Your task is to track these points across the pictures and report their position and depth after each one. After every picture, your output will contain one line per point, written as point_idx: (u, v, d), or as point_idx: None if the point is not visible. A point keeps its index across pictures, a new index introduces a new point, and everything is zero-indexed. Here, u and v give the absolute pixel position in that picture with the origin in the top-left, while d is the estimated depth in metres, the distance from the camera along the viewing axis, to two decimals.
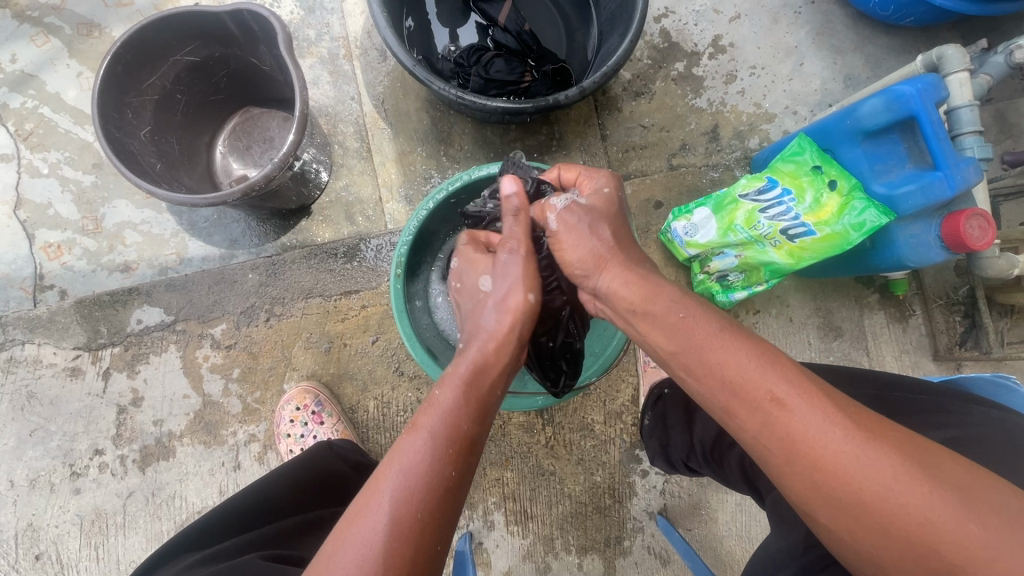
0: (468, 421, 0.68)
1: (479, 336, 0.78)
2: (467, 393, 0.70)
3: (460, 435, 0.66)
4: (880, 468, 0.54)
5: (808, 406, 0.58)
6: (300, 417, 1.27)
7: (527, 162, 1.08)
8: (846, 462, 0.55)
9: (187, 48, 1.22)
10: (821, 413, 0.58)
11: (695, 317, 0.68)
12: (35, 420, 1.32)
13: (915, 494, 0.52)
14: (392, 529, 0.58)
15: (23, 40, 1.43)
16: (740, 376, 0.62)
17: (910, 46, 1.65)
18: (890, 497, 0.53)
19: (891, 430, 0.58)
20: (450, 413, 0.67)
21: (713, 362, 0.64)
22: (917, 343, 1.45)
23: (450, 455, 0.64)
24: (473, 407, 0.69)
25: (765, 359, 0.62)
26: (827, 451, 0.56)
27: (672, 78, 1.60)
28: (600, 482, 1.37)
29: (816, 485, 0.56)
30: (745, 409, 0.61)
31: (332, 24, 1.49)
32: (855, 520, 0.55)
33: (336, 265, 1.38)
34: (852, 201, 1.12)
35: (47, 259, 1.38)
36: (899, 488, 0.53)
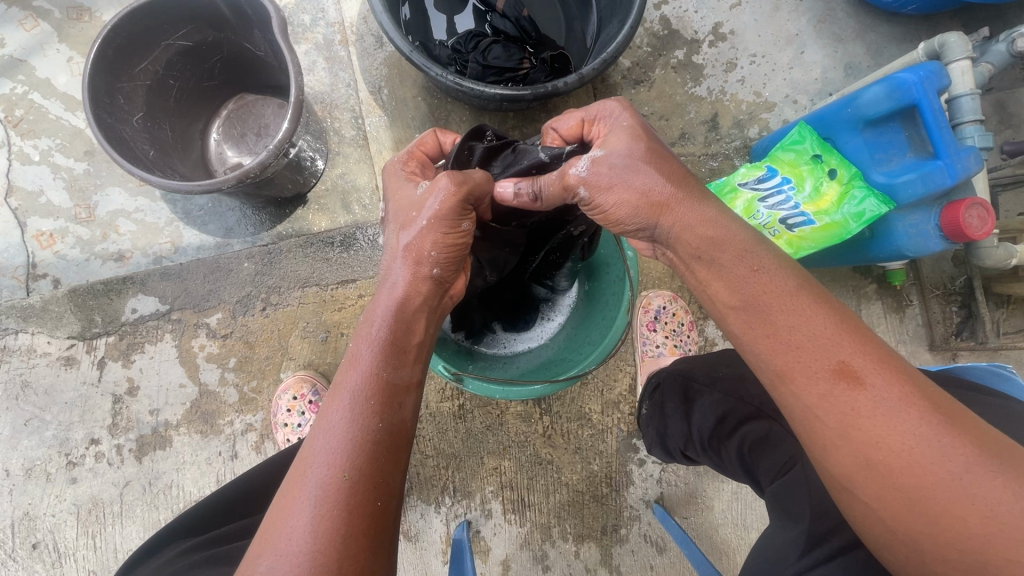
0: (389, 366, 0.70)
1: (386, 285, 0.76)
2: (381, 341, 0.71)
3: (382, 380, 0.68)
4: (952, 454, 0.54)
5: (890, 385, 0.57)
6: (297, 407, 1.27)
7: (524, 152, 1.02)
8: (913, 443, 0.55)
9: (180, 32, 1.20)
10: (898, 390, 0.57)
11: (771, 279, 0.65)
12: (30, 409, 1.30)
13: (979, 487, 0.52)
14: (325, 489, 0.60)
15: (12, 24, 1.41)
16: (809, 342, 0.61)
17: (912, 34, 1.63)
18: (956, 485, 0.53)
19: (969, 419, 0.58)
20: (367, 364, 0.69)
21: (780, 316, 0.63)
22: (914, 333, 1.46)
23: (370, 406, 0.66)
24: (392, 355, 0.71)
25: (843, 325, 0.61)
26: (881, 434, 0.56)
27: (672, 66, 1.59)
28: (598, 471, 1.38)
29: (871, 467, 0.57)
30: (806, 375, 0.60)
31: (328, 9, 1.47)
32: (903, 507, 0.55)
33: (333, 253, 1.37)
34: (852, 190, 1.11)
35: (40, 248, 1.37)
36: (967, 477, 0.53)
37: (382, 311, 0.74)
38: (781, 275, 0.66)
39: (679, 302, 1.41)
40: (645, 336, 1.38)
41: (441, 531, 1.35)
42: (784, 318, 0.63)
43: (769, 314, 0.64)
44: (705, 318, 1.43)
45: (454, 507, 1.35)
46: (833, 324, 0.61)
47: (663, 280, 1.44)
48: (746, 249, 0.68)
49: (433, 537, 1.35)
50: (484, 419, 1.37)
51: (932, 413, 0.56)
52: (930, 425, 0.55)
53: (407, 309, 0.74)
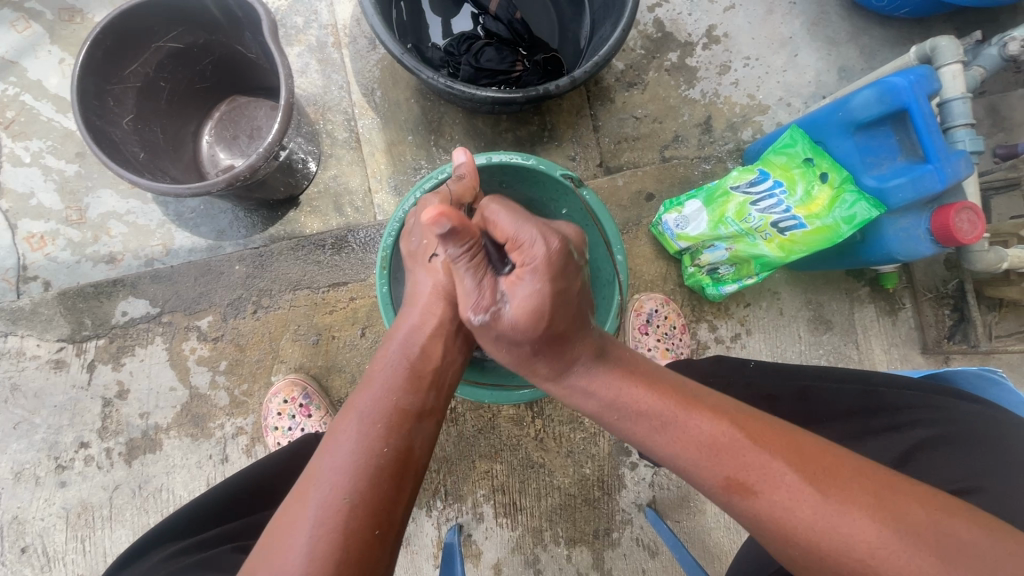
0: (402, 392, 0.69)
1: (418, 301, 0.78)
2: (397, 366, 0.72)
3: (392, 406, 0.68)
4: (802, 473, 0.60)
5: (750, 422, 0.66)
6: (288, 410, 1.26)
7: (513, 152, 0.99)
8: (771, 466, 0.61)
9: (170, 35, 1.19)
10: (757, 427, 0.65)
11: (652, 343, 0.77)
12: (19, 413, 1.29)
13: (823, 499, 0.58)
14: (320, 513, 0.60)
15: (4, 26, 1.42)
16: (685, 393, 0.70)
17: (905, 38, 1.64)
18: (810, 503, 0.58)
19: (816, 444, 0.65)
20: (379, 388, 0.69)
21: (663, 373, 0.73)
22: (906, 337, 1.46)
23: (376, 431, 0.65)
24: (408, 378, 0.71)
25: (708, 383, 0.72)
26: (815, 516, 0.58)
27: (665, 68, 1.59)
28: (590, 474, 1.38)
29: (760, 496, 0.61)
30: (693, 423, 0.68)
31: (320, 11, 1.47)
32: (784, 526, 0.59)
33: (324, 256, 1.37)
34: (843, 194, 1.11)
35: (30, 250, 1.36)
36: (817, 494, 0.59)
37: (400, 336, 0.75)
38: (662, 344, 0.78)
39: (671, 305, 1.41)
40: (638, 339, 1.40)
41: (432, 535, 1.34)
42: (663, 372, 0.73)
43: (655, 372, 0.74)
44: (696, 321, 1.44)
45: (446, 511, 1.35)
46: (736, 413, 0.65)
47: (654, 284, 1.45)
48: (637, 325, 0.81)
49: (424, 541, 1.34)
50: (476, 423, 1.36)
51: (842, 490, 0.59)
52: (782, 450, 0.62)
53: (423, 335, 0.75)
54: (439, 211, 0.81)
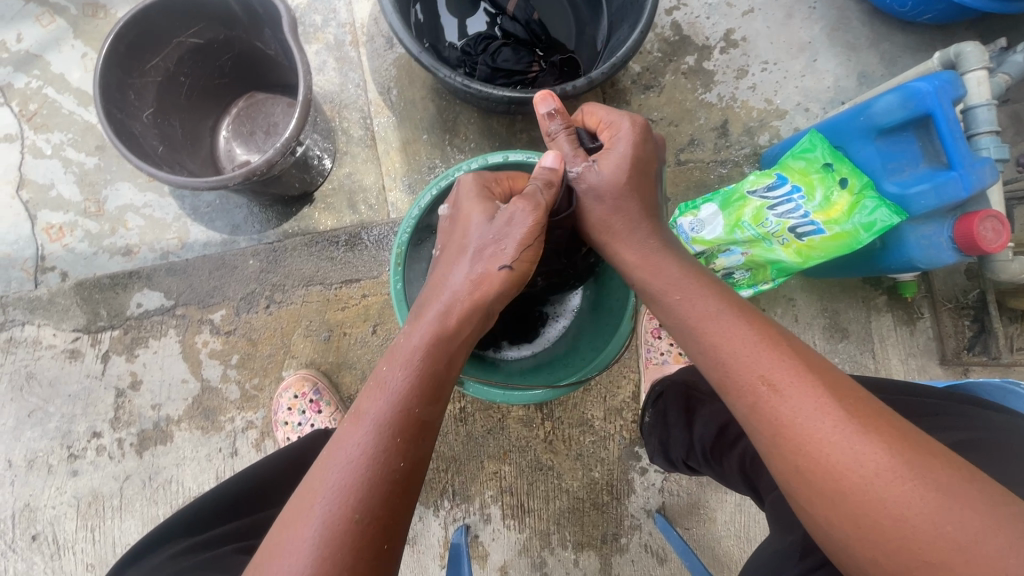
0: (418, 403, 0.68)
1: (432, 308, 0.77)
2: (412, 372, 0.70)
3: (408, 416, 0.67)
4: (864, 457, 0.55)
5: (806, 391, 0.60)
6: (298, 405, 1.26)
7: (530, 153, 1.02)
8: (831, 447, 0.56)
9: (192, 30, 1.21)
10: (811, 398, 0.59)
11: (698, 299, 0.73)
12: (33, 401, 1.30)
13: (892, 488, 0.53)
14: (328, 524, 0.59)
15: (29, 20, 1.45)
16: (731, 360, 0.66)
17: (926, 44, 1.62)
18: (873, 493, 0.53)
19: (885, 417, 0.58)
20: (394, 396, 0.68)
21: (706, 337, 0.69)
22: (925, 347, 1.43)
23: (386, 442, 0.65)
24: (422, 386, 0.70)
25: (762, 341, 0.65)
26: (843, 451, 0.56)
27: (682, 72, 1.58)
28: (599, 478, 1.36)
29: (824, 489, 0.56)
30: (735, 390, 0.65)
31: (339, 9, 1.48)
32: (847, 520, 0.55)
33: (338, 253, 1.37)
34: (863, 200, 1.10)
35: (48, 241, 1.38)
36: (878, 481, 0.53)
37: (419, 337, 0.74)
38: (704, 299, 0.72)
39: None
40: (650, 343, 1.38)
41: (439, 535, 1.34)
42: (713, 330, 0.69)
43: (695, 334, 0.71)
44: None
45: (453, 511, 1.34)
46: (761, 343, 0.65)
47: None
48: (673, 280, 0.76)
49: (430, 541, 1.34)
50: (485, 423, 1.36)
51: (851, 421, 0.57)
52: (842, 428, 0.57)
53: (446, 341, 0.74)
54: (476, 192, 0.85)
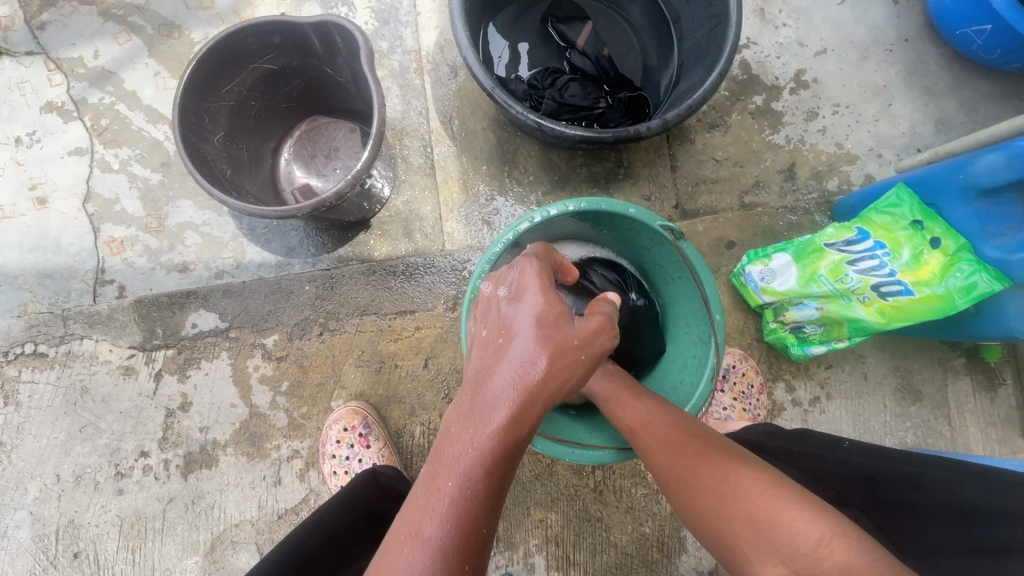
0: (484, 517, 0.61)
1: (485, 415, 0.64)
2: (474, 486, 0.61)
3: (473, 537, 0.60)
4: (786, 512, 0.64)
5: (732, 470, 0.72)
6: (346, 439, 1.23)
7: (605, 198, 0.95)
8: (759, 511, 0.66)
9: (267, 57, 1.21)
10: (736, 471, 0.71)
11: (639, 405, 0.87)
12: (85, 416, 1.30)
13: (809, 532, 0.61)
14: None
15: (107, 38, 1.48)
16: (669, 449, 0.79)
17: (1010, 93, 1.54)
18: (799, 539, 0.61)
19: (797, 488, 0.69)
20: (451, 515, 0.60)
21: (644, 436, 0.83)
22: (1005, 416, 1.35)
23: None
24: (487, 499, 0.62)
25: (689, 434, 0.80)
26: (768, 512, 0.65)
27: (749, 111, 1.53)
28: (649, 533, 1.31)
29: (767, 548, 0.63)
30: (681, 475, 0.76)
31: (405, 37, 1.49)
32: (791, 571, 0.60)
33: (393, 283, 1.35)
34: (958, 262, 1.03)
35: (110, 254, 1.39)
36: (800, 528, 0.62)
37: (483, 444, 0.63)
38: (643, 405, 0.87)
39: (750, 361, 1.32)
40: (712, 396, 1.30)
41: None
42: (649, 427, 0.83)
43: (641, 432, 0.84)
44: (774, 380, 1.35)
45: (496, 558, 1.29)
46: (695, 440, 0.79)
47: (730, 336, 1.37)
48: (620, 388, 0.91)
49: None
50: (533, 468, 1.31)
51: (715, 463, 0.74)
52: (764, 492, 0.67)
53: (512, 448, 0.65)
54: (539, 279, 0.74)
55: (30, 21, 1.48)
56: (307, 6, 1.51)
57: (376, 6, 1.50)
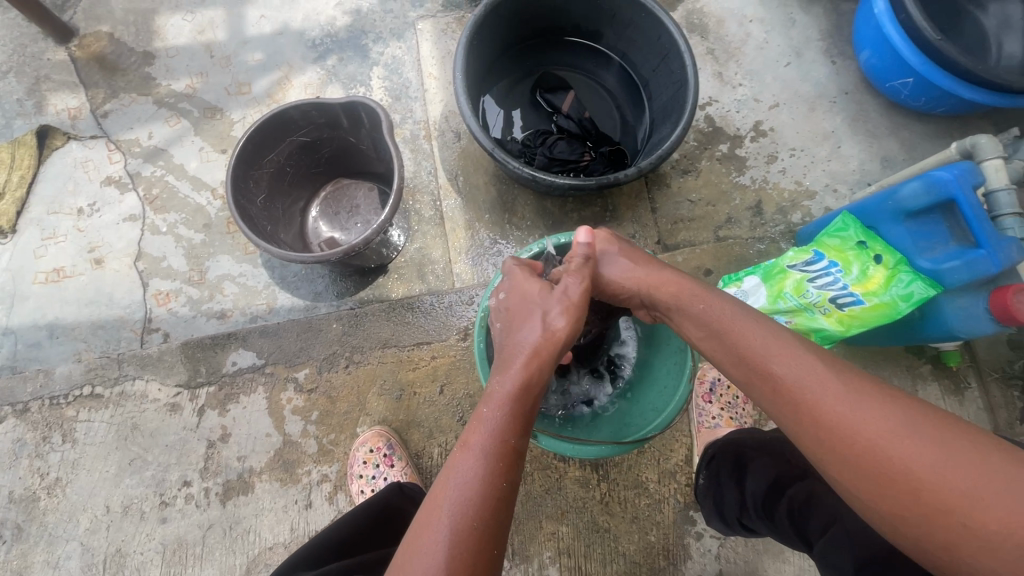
0: (514, 432, 0.74)
1: (512, 362, 0.82)
2: (506, 410, 0.76)
3: (508, 445, 0.72)
4: (908, 443, 0.63)
5: (857, 396, 0.68)
6: (373, 459, 1.35)
7: None
8: (881, 445, 0.64)
9: (302, 131, 1.44)
10: (857, 395, 0.68)
11: (747, 323, 0.82)
12: (134, 450, 1.43)
13: (929, 466, 0.61)
14: (456, 536, 0.64)
15: (160, 121, 1.74)
16: (780, 371, 0.75)
17: (943, 132, 1.77)
18: (908, 469, 0.62)
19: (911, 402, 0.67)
20: (493, 426, 0.73)
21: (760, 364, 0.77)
22: (976, 417, 1.46)
23: (494, 463, 0.70)
24: (518, 423, 0.75)
25: (806, 351, 0.75)
26: (888, 447, 0.64)
27: (716, 158, 1.75)
28: (655, 542, 1.40)
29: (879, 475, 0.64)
30: (785, 401, 0.74)
31: (415, 109, 1.74)
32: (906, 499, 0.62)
33: (410, 318, 1.52)
34: (898, 274, 1.20)
35: (157, 304, 1.57)
36: (917, 460, 0.62)
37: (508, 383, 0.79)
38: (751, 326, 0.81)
39: None
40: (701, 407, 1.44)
41: None
42: (762, 348, 0.78)
43: (747, 353, 0.79)
44: None
45: (512, 572, 1.37)
46: (808, 362, 0.74)
47: None
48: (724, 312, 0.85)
49: None
50: (543, 483, 1.42)
51: (850, 388, 0.69)
52: (892, 418, 0.65)
53: (531, 388, 0.80)
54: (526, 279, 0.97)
55: (95, 110, 1.74)
56: (330, 88, 1.78)
57: (390, 86, 1.77)
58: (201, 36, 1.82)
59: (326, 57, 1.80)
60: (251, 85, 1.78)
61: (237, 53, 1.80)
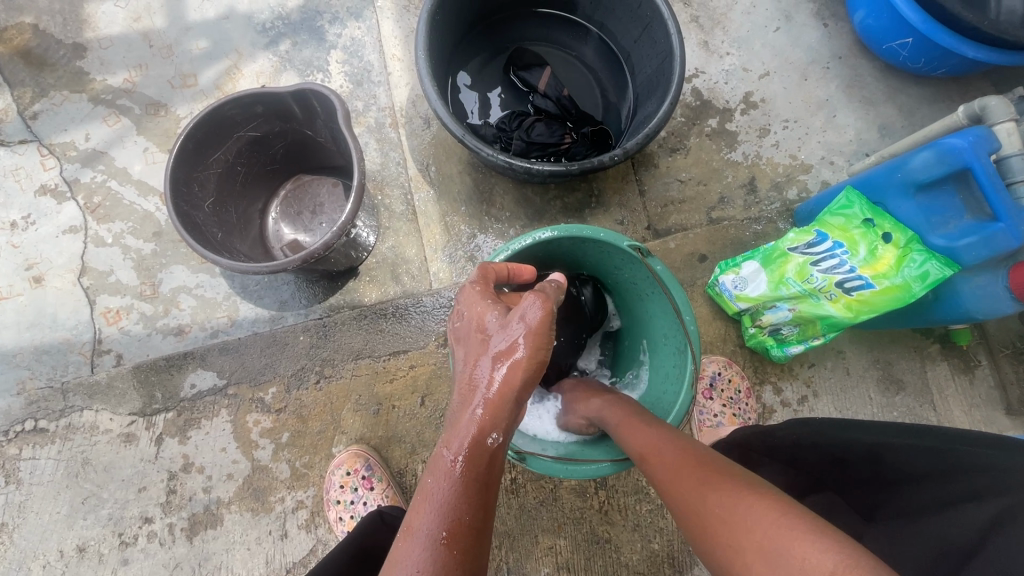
0: (466, 509, 0.66)
1: (470, 403, 0.72)
2: (456, 481, 0.68)
3: (460, 526, 0.65)
4: (730, 500, 0.69)
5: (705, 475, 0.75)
6: (350, 482, 1.25)
7: (557, 227, 1.04)
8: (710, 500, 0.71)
9: (250, 125, 1.29)
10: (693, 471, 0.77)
11: (656, 424, 0.91)
12: (88, 487, 1.31)
13: (735, 510, 0.67)
14: None
15: (96, 121, 1.57)
16: (651, 455, 0.85)
17: (942, 95, 1.67)
18: (725, 517, 0.68)
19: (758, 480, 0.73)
20: (442, 506, 0.66)
21: (638, 449, 0.88)
22: (987, 396, 1.39)
23: (446, 554, 0.63)
24: (469, 495, 0.67)
25: (682, 447, 0.83)
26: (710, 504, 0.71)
27: (706, 134, 1.63)
28: (659, 550, 1.31)
29: (708, 529, 0.70)
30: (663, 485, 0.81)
31: (379, 95, 1.59)
32: (723, 539, 0.67)
33: (385, 325, 1.40)
34: (910, 253, 1.10)
35: (106, 324, 1.43)
36: (736, 510, 0.67)
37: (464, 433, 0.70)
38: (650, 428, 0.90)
39: (733, 367, 1.39)
40: (702, 405, 1.36)
41: None
42: (643, 442, 0.88)
43: (639, 447, 0.89)
44: (761, 383, 1.40)
45: None
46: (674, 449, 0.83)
47: (714, 345, 1.45)
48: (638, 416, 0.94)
49: None
50: (537, 494, 1.32)
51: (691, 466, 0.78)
52: (726, 482, 0.72)
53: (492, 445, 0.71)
54: (515, 308, 0.74)
55: (23, 112, 1.57)
56: (285, 76, 1.63)
57: (350, 70, 1.62)
58: (137, 24, 1.64)
59: (278, 42, 1.63)
60: (196, 77, 1.62)
61: (179, 41, 1.64)
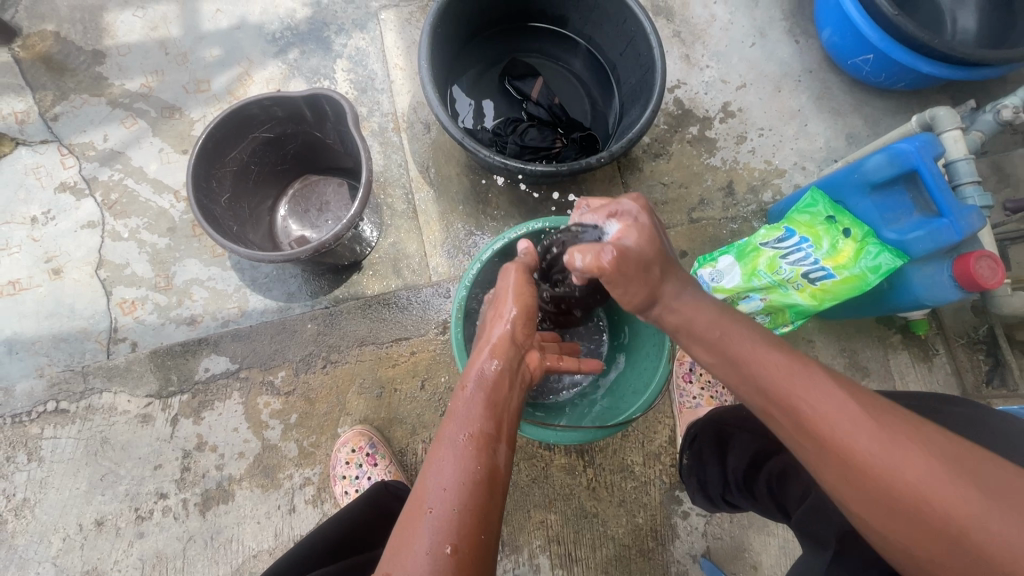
0: (483, 418, 0.78)
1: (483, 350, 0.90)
2: (475, 397, 0.81)
3: (479, 430, 0.76)
4: (894, 451, 0.59)
5: (857, 413, 0.62)
6: (355, 459, 1.34)
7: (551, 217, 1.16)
8: (861, 444, 0.60)
9: (265, 127, 1.39)
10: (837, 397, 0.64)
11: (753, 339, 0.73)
12: (106, 465, 1.38)
13: (907, 468, 0.57)
14: (437, 520, 0.66)
15: (115, 122, 1.66)
16: (779, 381, 0.68)
17: (904, 107, 1.81)
18: (897, 475, 0.58)
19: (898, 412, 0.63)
20: (464, 417, 0.77)
21: (753, 369, 0.70)
22: (945, 382, 1.51)
23: (471, 449, 0.73)
24: (486, 410, 0.80)
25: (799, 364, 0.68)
26: (864, 445, 0.60)
27: (687, 140, 1.76)
28: (643, 524, 1.41)
29: (859, 478, 0.60)
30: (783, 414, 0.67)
31: (382, 101, 1.70)
32: (891, 500, 0.58)
33: (387, 314, 1.50)
34: (866, 246, 1.22)
35: (123, 313, 1.51)
36: (903, 466, 0.58)
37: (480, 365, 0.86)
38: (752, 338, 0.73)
39: None
40: (682, 389, 1.47)
41: None
42: (762, 365, 0.70)
43: (747, 364, 0.71)
44: None
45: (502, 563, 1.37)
46: (803, 374, 0.67)
47: None
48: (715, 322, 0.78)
49: None
50: (530, 472, 1.42)
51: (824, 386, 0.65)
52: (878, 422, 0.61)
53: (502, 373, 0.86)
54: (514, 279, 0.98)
55: (45, 114, 1.66)
56: (293, 82, 1.73)
57: (355, 78, 1.73)
58: (154, 33, 1.74)
59: (287, 51, 1.74)
60: (210, 82, 1.72)
61: (194, 49, 1.74)
